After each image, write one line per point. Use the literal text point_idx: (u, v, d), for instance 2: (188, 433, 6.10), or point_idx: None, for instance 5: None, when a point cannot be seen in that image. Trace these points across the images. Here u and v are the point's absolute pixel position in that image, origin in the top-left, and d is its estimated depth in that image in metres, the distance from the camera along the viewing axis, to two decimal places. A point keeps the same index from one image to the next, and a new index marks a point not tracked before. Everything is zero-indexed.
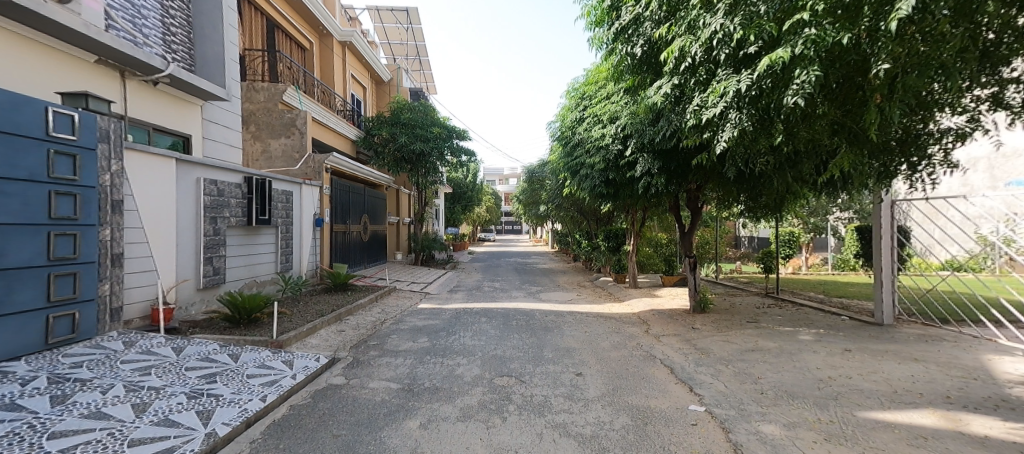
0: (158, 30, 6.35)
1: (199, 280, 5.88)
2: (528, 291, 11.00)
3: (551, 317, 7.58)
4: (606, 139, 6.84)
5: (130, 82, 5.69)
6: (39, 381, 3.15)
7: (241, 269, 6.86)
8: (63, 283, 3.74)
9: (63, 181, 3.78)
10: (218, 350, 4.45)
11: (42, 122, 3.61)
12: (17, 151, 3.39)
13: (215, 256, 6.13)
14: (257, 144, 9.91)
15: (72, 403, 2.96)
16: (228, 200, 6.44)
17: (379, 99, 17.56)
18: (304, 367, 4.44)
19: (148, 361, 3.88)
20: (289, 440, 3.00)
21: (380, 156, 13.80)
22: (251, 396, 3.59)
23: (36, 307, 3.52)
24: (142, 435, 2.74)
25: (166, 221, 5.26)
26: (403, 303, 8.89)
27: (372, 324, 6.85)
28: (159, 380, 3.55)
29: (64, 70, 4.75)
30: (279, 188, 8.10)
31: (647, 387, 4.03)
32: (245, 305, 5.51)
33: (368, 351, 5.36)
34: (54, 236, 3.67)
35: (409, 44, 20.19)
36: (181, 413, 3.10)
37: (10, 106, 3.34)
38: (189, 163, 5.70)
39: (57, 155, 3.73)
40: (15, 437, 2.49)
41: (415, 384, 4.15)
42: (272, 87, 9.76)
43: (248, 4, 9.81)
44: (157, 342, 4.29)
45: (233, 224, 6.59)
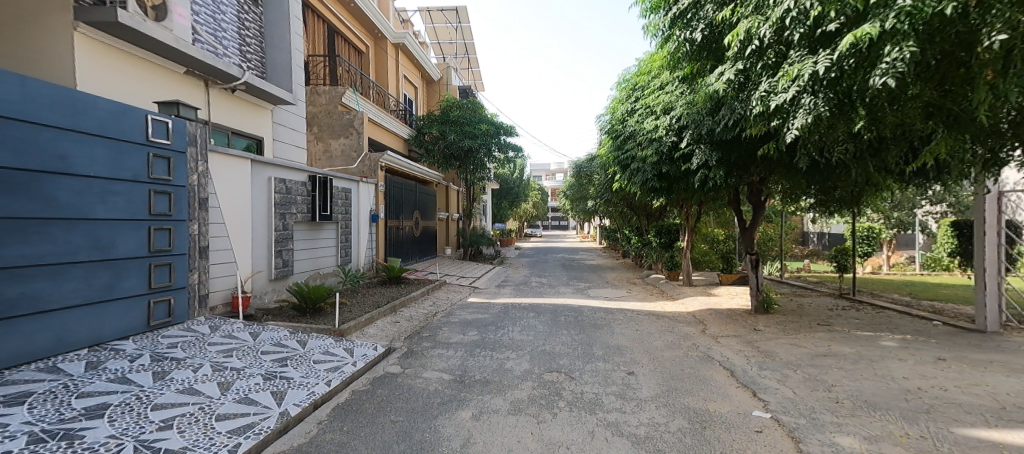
0: (235, 41, 6.93)
1: (271, 271, 6.36)
2: (576, 287, 10.88)
3: (601, 314, 7.45)
4: (659, 131, 6.59)
5: (212, 89, 6.25)
6: (144, 358, 3.58)
7: (307, 262, 7.37)
8: (160, 272, 4.21)
9: (160, 181, 4.24)
10: (288, 336, 4.81)
11: (142, 129, 4.06)
12: (123, 155, 3.85)
13: (283, 249, 6.61)
14: (319, 145, 10.52)
15: (170, 379, 3.33)
16: (295, 197, 6.93)
17: (430, 98, 18.05)
18: (364, 355, 4.69)
19: (230, 344, 4.26)
20: (351, 423, 3.18)
21: (431, 153, 14.22)
22: (318, 380, 3.84)
23: (140, 293, 3.98)
24: (227, 410, 3.04)
25: (244, 216, 5.73)
26: (453, 297, 9.13)
27: (424, 317, 7.09)
28: (239, 362, 3.90)
29: (158, 82, 5.30)
30: (339, 185, 8.58)
31: (704, 390, 3.85)
32: (310, 295, 5.92)
33: (422, 342, 5.56)
34: (153, 230, 4.13)
35: (459, 42, 20.49)
36: (259, 393, 3.39)
37: (117, 116, 3.81)
38: (261, 163, 6.18)
39: (155, 158, 4.18)
40: (127, 406, 2.85)
41: (467, 376, 4.26)
42: (333, 90, 10.34)
43: (312, 12, 10.40)
44: (236, 328, 4.68)
45: (299, 219, 7.07)
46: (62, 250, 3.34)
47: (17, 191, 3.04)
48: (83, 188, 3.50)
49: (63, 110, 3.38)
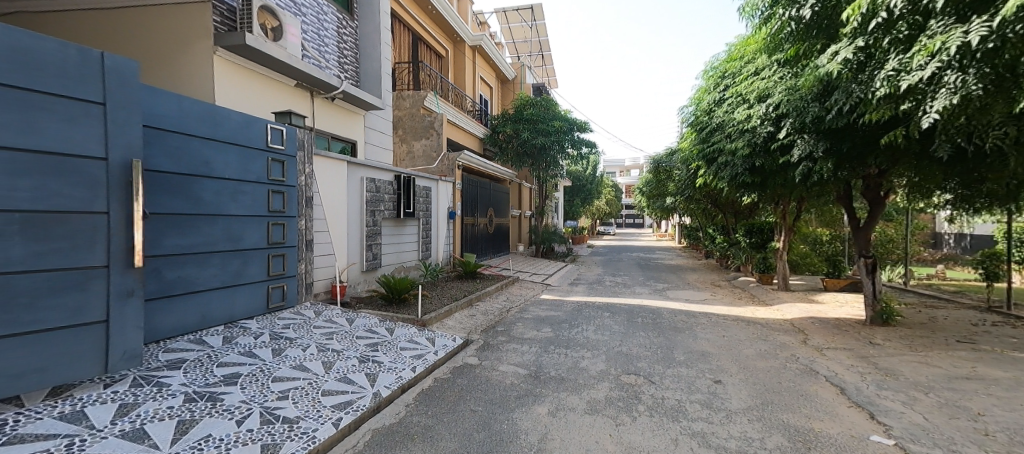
0: (334, 54, 7.62)
1: (363, 263, 6.92)
2: (653, 288, 10.38)
3: (681, 317, 7.04)
4: (752, 121, 6.05)
5: (316, 99, 6.94)
6: (264, 336, 4.10)
7: (393, 255, 7.91)
8: (276, 262, 4.79)
9: (276, 182, 4.81)
10: (378, 323, 5.20)
11: (262, 136, 4.63)
12: (248, 160, 4.43)
13: (373, 243, 7.15)
14: (403, 146, 11.25)
15: (285, 355, 3.78)
16: (383, 195, 7.45)
17: (505, 97, 18.36)
18: (444, 345, 4.91)
19: (330, 328, 4.72)
20: (435, 408, 3.36)
21: (505, 152, 14.46)
22: (404, 366, 4.11)
23: (260, 279, 4.56)
24: (330, 387, 3.38)
25: (341, 213, 6.29)
26: (526, 293, 9.21)
27: (499, 312, 7.24)
28: (338, 345, 4.30)
29: (273, 94, 6.02)
30: (421, 184, 9.07)
31: (807, 407, 3.46)
32: (396, 286, 6.36)
33: (497, 336, 5.68)
34: (271, 225, 4.70)
35: (534, 41, 20.58)
36: (355, 374, 3.71)
37: (244, 125, 4.38)
38: (355, 164, 6.74)
39: (272, 162, 4.75)
40: (253, 377, 3.28)
41: (542, 372, 4.27)
42: (415, 94, 10.95)
43: (398, 22, 11.09)
44: (335, 313, 5.16)
45: (386, 216, 7.60)
46: (204, 241, 3.95)
47: (172, 191, 3.66)
48: (219, 189, 4.10)
49: (205, 122, 3.98)
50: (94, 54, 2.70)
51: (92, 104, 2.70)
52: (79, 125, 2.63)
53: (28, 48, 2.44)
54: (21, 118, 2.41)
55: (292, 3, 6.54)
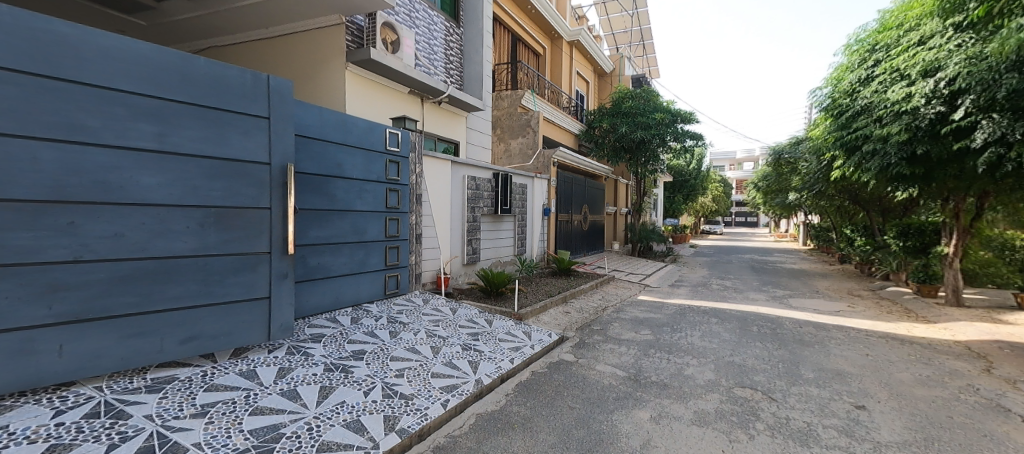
0: (442, 60, 8.14)
1: (464, 257, 7.31)
2: (771, 294, 9.26)
3: (807, 329, 6.18)
4: (915, 100, 5.08)
5: (425, 103, 7.51)
6: (382, 319, 4.58)
7: (490, 250, 8.22)
8: (392, 253, 5.30)
9: (392, 181, 5.32)
10: (478, 315, 5.46)
11: (382, 140, 5.14)
12: (370, 161, 4.97)
13: (473, 238, 7.51)
14: (501, 145, 11.60)
15: (400, 338, 4.18)
16: (482, 193, 7.78)
17: (602, 91, 17.87)
18: (540, 340, 4.98)
19: (437, 315, 5.08)
20: (534, 401, 3.44)
21: (601, 147, 14.09)
22: (503, 356, 4.26)
23: (379, 268, 5.10)
24: (439, 370, 3.65)
25: (446, 209, 6.71)
26: (623, 293, 8.90)
27: (594, 310, 7.11)
28: (444, 331, 4.61)
29: (390, 101, 6.65)
30: (517, 181, 9.26)
31: (989, 451, 2.81)
32: (494, 280, 6.60)
33: (593, 335, 5.58)
34: (388, 220, 5.22)
35: (634, 30, 19.69)
36: (460, 360, 3.96)
37: (368, 131, 4.92)
38: (458, 164, 7.13)
39: (389, 163, 5.27)
40: (375, 354, 3.69)
41: (642, 376, 4.09)
42: (514, 94, 11.21)
43: (499, 24, 11.45)
44: (440, 303, 5.54)
45: (485, 212, 7.92)
46: (337, 233, 4.53)
47: (313, 190, 4.27)
48: (348, 187, 4.67)
49: (339, 129, 4.55)
50: (262, 76, 3.25)
51: (261, 119, 3.26)
52: (252, 137, 3.20)
53: (220, 75, 3.03)
54: (215, 133, 3.00)
55: (408, 17, 7.12)
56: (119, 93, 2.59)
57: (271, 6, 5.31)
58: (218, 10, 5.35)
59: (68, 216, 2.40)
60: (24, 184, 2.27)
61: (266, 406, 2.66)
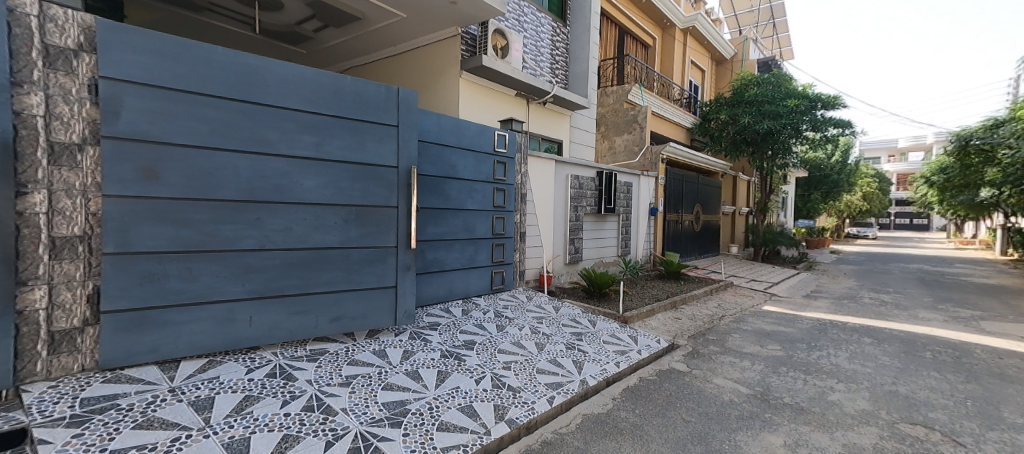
0: (547, 61, 8.23)
1: (566, 256, 7.28)
2: (948, 314, 7.51)
3: (1007, 361, 4.87)
4: None
5: (531, 105, 7.67)
6: (489, 312, 4.81)
7: (593, 250, 8.06)
8: (498, 250, 5.53)
9: (499, 181, 5.54)
10: (581, 315, 5.39)
11: (490, 142, 5.39)
12: (480, 163, 5.24)
13: (575, 238, 7.44)
14: (605, 143, 11.28)
15: (506, 332, 4.34)
16: (585, 191, 7.66)
17: (721, 79, 16.29)
18: (648, 345, 4.73)
19: (541, 313, 5.16)
20: (643, 408, 3.29)
21: (718, 141, 12.86)
22: (608, 359, 4.15)
23: (486, 264, 5.36)
24: (543, 366, 3.71)
25: (549, 207, 6.75)
26: (744, 301, 8.01)
27: (709, 318, 6.53)
28: (548, 329, 4.66)
29: (498, 104, 6.93)
30: (622, 179, 8.93)
31: None
32: (597, 281, 6.46)
33: (709, 345, 5.13)
34: (494, 218, 5.46)
35: (761, 9, 17.58)
36: (564, 358, 3.96)
37: (478, 134, 5.20)
38: (561, 163, 7.13)
39: (497, 164, 5.50)
40: (484, 346, 3.89)
41: (772, 396, 3.64)
42: (620, 89, 10.83)
43: (606, 19, 11.16)
44: (543, 300, 5.62)
45: (588, 211, 7.79)
46: (450, 230, 4.88)
47: (431, 190, 4.65)
48: (460, 187, 4.99)
49: (453, 133, 4.88)
50: (393, 89, 3.63)
51: (391, 127, 3.65)
52: (384, 144, 3.60)
53: (361, 90, 3.45)
54: (356, 141, 3.45)
55: (516, 21, 7.34)
56: (290, 111, 3.12)
57: (399, 26, 5.93)
58: (357, 34, 6.14)
59: (255, 213, 2.98)
60: (228, 188, 2.87)
61: (395, 383, 2.99)
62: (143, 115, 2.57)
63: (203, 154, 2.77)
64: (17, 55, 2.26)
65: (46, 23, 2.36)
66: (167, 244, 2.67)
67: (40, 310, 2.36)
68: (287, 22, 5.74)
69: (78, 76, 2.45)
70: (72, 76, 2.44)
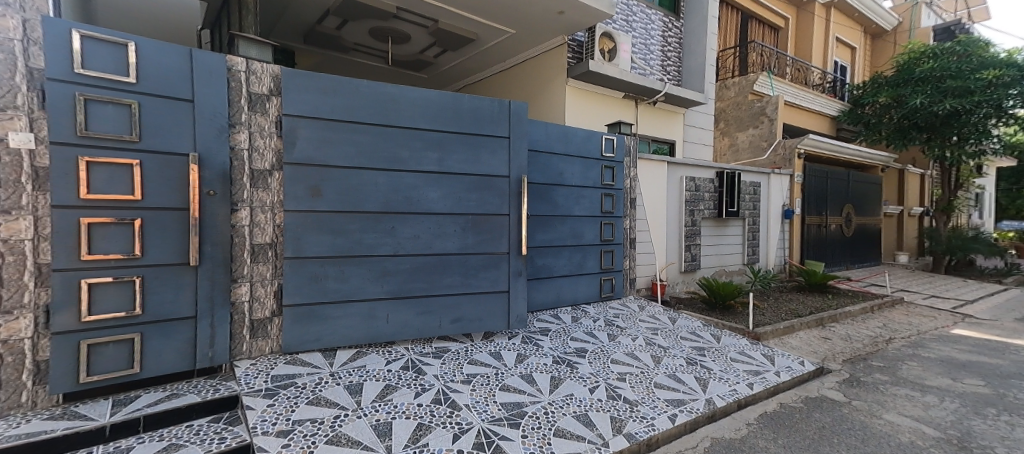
0: (658, 58, 7.83)
1: (682, 264, 6.77)
2: None
3: None
4: None
5: (640, 106, 7.36)
6: (600, 321, 4.70)
7: (714, 258, 7.36)
8: (607, 257, 5.39)
9: (607, 186, 5.41)
10: (703, 328, 4.95)
11: (598, 147, 5.30)
12: (587, 169, 5.20)
13: (692, 244, 6.87)
14: (725, 140, 10.25)
15: (618, 341, 4.19)
16: (703, 194, 7.04)
17: (879, 55, 13.68)
18: (788, 367, 4.13)
19: (656, 323, 4.87)
20: (787, 439, 2.88)
21: (877, 128, 10.77)
22: (738, 379, 3.72)
23: (595, 271, 5.27)
24: (662, 381, 3.49)
25: (663, 212, 6.36)
26: (921, 322, 6.53)
27: (871, 340, 5.46)
28: (665, 341, 4.38)
29: (605, 108, 6.81)
30: (748, 179, 8.01)
31: None
32: (720, 291, 5.86)
33: (873, 373, 4.29)
34: (603, 225, 5.34)
35: None
36: (685, 374, 3.67)
37: (586, 140, 5.16)
38: (675, 164, 6.67)
39: (605, 169, 5.38)
40: (596, 354, 3.82)
41: (973, 445, 2.89)
42: (744, 80, 9.80)
43: (726, 5, 10.23)
44: (658, 310, 5.30)
45: (706, 216, 7.14)
46: (558, 236, 4.91)
47: (540, 198, 4.75)
48: (568, 194, 5.00)
49: (560, 141, 4.91)
50: (505, 102, 3.80)
51: (503, 138, 3.83)
52: (498, 155, 3.79)
53: (477, 106, 3.69)
54: (473, 154, 3.69)
55: (624, 22, 7.14)
56: (418, 130, 3.46)
57: (509, 42, 6.21)
58: (471, 54, 6.58)
59: (390, 223, 3.37)
60: (370, 201, 3.29)
61: (512, 385, 3.10)
62: (309, 143, 3.09)
63: (352, 173, 3.23)
64: (232, 104, 2.89)
65: (249, 76, 2.96)
66: (326, 250, 3.16)
67: (245, 302, 2.97)
68: (413, 51, 6.40)
69: (268, 116, 3.03)
70: (265, 116, 3.02)
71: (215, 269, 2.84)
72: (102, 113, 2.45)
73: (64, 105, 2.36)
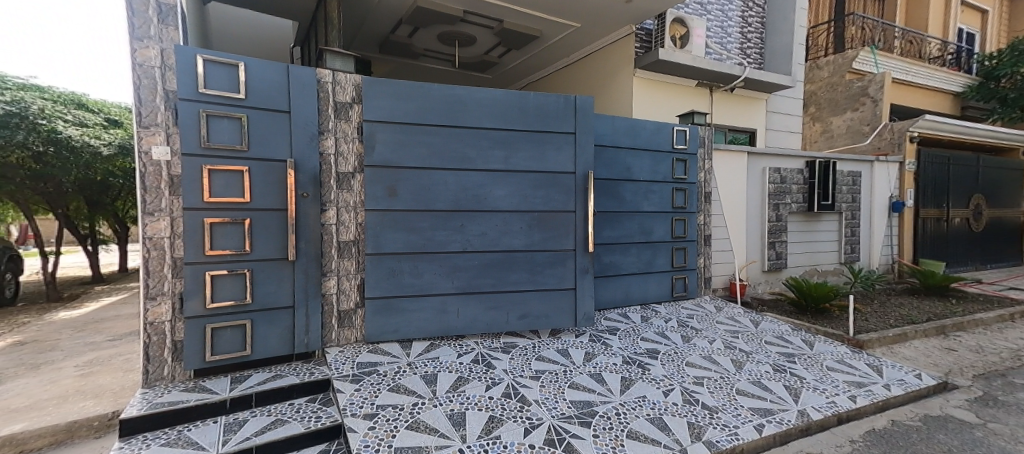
0: (737, 41, 7.27)
1: (765, 262, 6.24)
2: None
3: None
4: None
5: (715, 93, 6.89)
6: (673, 321, 4.49)
7: (803, 256, 6.70)
8: (679, 255, 5.13)
9: (679, 180, 5.14)
10: (792, 332, 4.52)
11: (669, 139, 5.04)
12: (657, 162, 4.97)
13: (777, 241, 6.30)
14: (817, 125, 9.26)
15: (694, 344, 3.97)
16: (790, 186, 6.41)
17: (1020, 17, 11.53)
18: (900, 380, 3.62)
19: (736, 326, 4.54)
20: None
21: (1017, 104, 9.07)
22: (837, 390, 3.34)
23: (666, 269, 5.04)
24: (745, 387, 3.25)
25: (743, 207, 5.89)
26: None
27: (1010, 354, 4.62)
28: (747, 346, 4.07)
29: (676, 99, 6.47)
30: (845, 169, 7.15)
31: None
32: (812, 293, 5.31)
33: (1013, 392, 3.64)
34: (674, 220, 5.08)
35: None
36: (773, 382, 3.37)
37: (656, 132, 4.93)
38: (757, 154, 6.13)
39: (677, 162, 5.11)
40: (669, 356, 3.65)
41: None
42: (840, 58, 8.80)
43: None
44: (738, 312, 4.94)
45: (794, 210, 6.50)
46: (626, 233, 4.76)
47: (606, 194, 4.63)
48: (636, 189, 4.83)
49: (628, 134, 4.75)
50: (571, 98, 3.75)
51: (569, 134, 3.78)
52: (564, 151, 3.75)
53: (542, 103, 3.68)
54: (538, 151, 3.69)
55: (699, 5, 6.75)
56: (485, 130, 3.54)
57: (573, 36, 6.12)
58: (535, 51, 6.59)
59: (459, 221, 3.48)
60: (440, 200, 3.43)
61: (581, 383, 3.07)
62: (386, 146, 3.29)
63: (424, 173, 3.39)
64: (321, 112, 3.15)
65: (335, 86, 3.21)
66: (401, 247, 3.35)
67: (333, 294, 3.24)
68: (479, 53, 6.54)
69: (351, 122, 3.26)
70: (349, 122, 3.25)
71: (309, 264, 3.13)
72: (220, 127, 2.81)
73: (192, 122, 2.74)
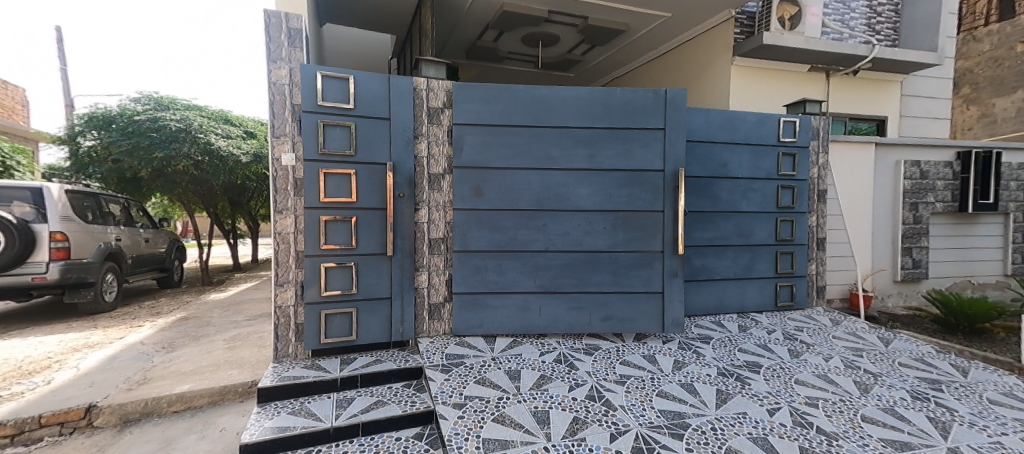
0: (863, 17, 6.34)
1: (897, 271, 5.35)
2: None
3: None
4: None
5: (832, 78, 6.07)
6: (777, 333, 4.05)
7: (952, 264, 5.62)
8: (786, 260, 4.61)
9: (786, 177, 4.60)
10: (934, 355, 3.82)
11: (775, 131, 4.54)
12: (760, 157, 4.51)
13: (915, 247, 5.36)
14: (972, 108, 8.43)
15: (805, 360, 3.54)
16: (934, 182, 5.37)
17: None
18: None
19: (858, 343, 3.95)
20: None
21: None
22: (1004, 428, 2.73)
23: (768, 275, 4.56)
24: (872, 414, 2.81)
25: (869, 206, 5.12)
26: None
27: None
28: (873, 366, 3.52)
29: (782, 86, 5.82)
30: (1015, 159, 5.80)
31: None
32: (966, 311, 4.42)
33: None
34: (780, 221, 4.58)
35: None
36: (910, 411, 2.87)
37: (758, 124, 4.48)
38: (888, 145, 5.25)
39: (784, 156, 4.58)
40: (774, 371, 3.30)
41: None
42: (1007, 26, 7.37)
43: None
44: (860, 327, 4.30)
45: (939, 210, 5.45)
46: (722, 235, 4.41)
47: (699, 192, 4.32)
48: (734, 187, 4.44)
49: (725, 128, 4.38)
50: (660, 91, 3.56)
51: (657, 130, 3.58)
52: (651, 148, 3.57)
53: (629, 99, 3.54)
54: (624, 149, 3.56)
55: None
56: (568, 128, 3.50)
57: (663, 27, 5.81)
58: (621, 45, 6.37)
59: (542, 220, 3.50)
60: (524, 200, 3.48)
61: (671, 393, 2.90)
62: (473, 148, 3.42)
63: (508, 173, 3.46)
64: (416, 118, 3.38)
65: (429, 93, 3.42)
66: (486, 245, 3.46)
67: (424, 288, 3.45)
68: (562, 52, 6.51)
69: (442, 126, 3.44)
70: (440, 126, 3.44)
71: (404, 259, 3.37)
72: (334, 134, 3.14)
73: (312, 131, 3.10)
